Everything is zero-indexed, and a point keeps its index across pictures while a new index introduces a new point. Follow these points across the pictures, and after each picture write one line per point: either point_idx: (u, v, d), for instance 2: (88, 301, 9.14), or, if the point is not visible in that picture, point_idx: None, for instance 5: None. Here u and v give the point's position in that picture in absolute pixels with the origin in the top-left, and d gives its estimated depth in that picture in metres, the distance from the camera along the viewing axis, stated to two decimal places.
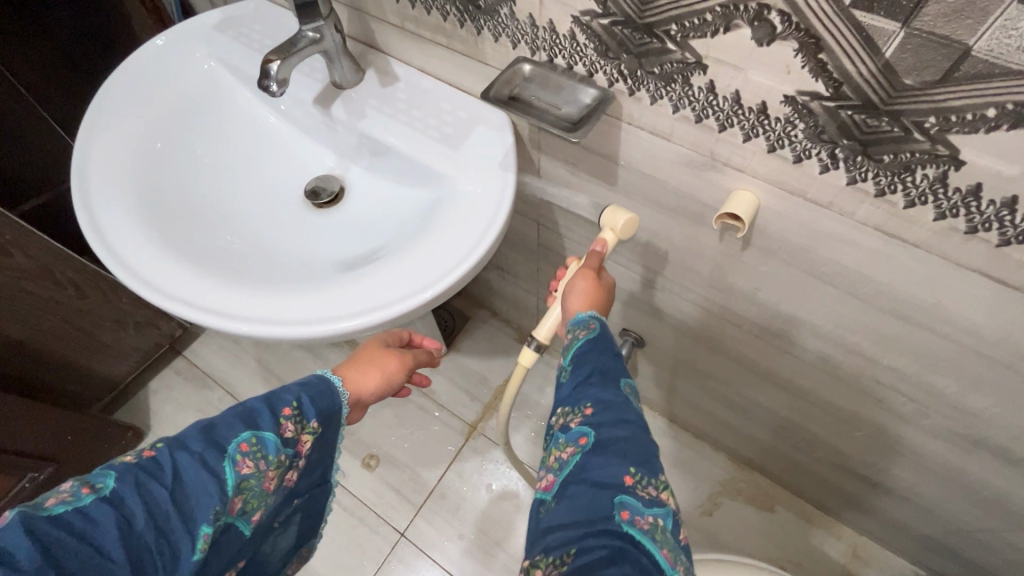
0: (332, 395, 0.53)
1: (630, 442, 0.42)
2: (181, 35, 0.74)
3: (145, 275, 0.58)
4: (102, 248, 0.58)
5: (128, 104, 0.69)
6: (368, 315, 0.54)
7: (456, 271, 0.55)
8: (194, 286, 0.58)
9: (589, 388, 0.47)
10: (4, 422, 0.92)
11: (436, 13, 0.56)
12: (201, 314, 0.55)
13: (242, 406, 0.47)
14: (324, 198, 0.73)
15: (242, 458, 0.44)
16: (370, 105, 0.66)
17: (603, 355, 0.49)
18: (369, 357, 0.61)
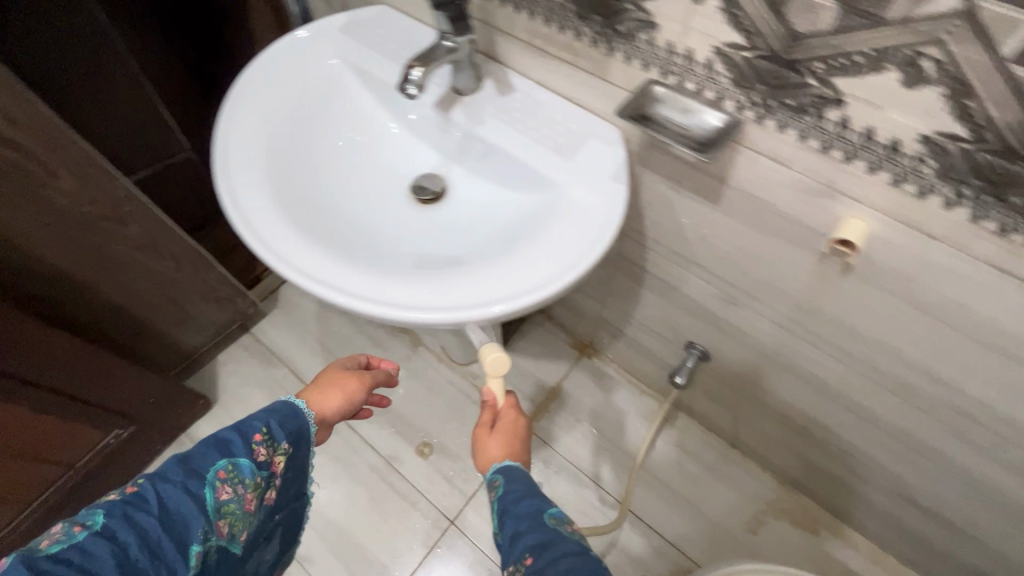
0: (296, 418, 0.67)
1: (571, 571, 0.49)
2: (315, 29, 0.80)
3: (275, 248, 0.64)
4: (240, 224, 0.64)
5: (265, 89, 0.75)
6: (480, 308, 0.59)
7: (562, 275, 0.60)
8: (318, 263, 0.64)
9: (523, 540, 0.54)
10: (100, 381, 0.98)
11: (570, 33, 0.61)
12: (329, 292, 0.61)
13: (217, 438, 0.60)
14: (427, 195, 0.78)
15: (220, 484, 0.58)
16: (488, 111, 0.70)
17: (517, 510, 0.57)
18: (333, 379, 0.73)
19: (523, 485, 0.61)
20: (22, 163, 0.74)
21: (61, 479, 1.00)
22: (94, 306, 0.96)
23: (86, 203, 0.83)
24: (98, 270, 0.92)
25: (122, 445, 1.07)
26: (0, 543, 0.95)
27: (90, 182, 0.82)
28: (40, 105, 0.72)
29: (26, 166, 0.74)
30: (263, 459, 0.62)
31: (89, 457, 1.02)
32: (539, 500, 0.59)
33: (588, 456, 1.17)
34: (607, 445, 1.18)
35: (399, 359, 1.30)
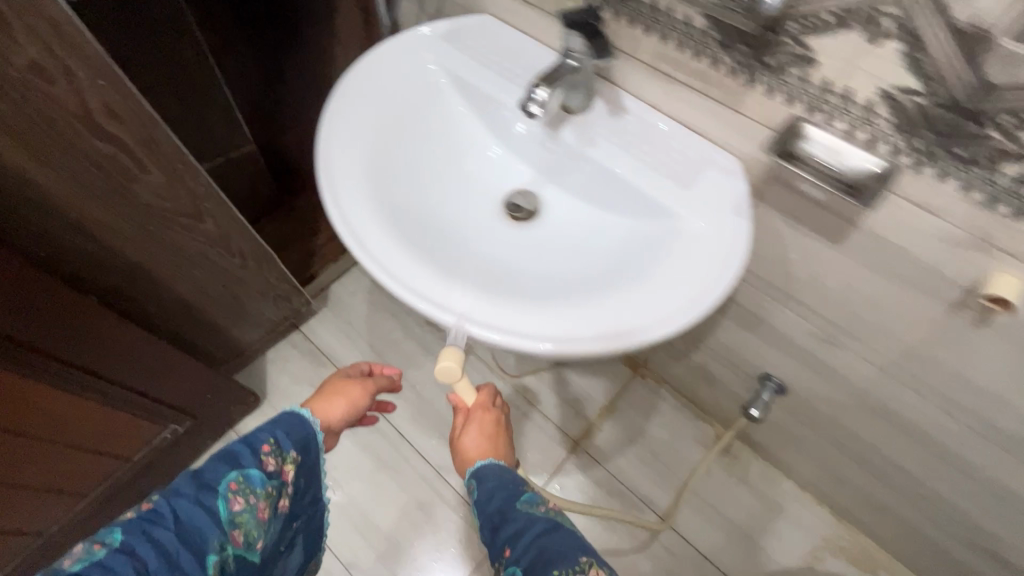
0: (301, 426, 0.77)
1: (542, 550, 0.67)
2: (414, 37, 0.79)
3: (382, 263, 0.62)
4: (352, 240, 0.63)
5: (366, 95, 0.73)
6: (604, 341, 0.56)
7: (685, 312, 0.57)
8: (425, 280, 0.62)
9: (501, 534, 0.72)
10: (162, 374, 0.97)
11: (706, 60, 0.58)
12: (445, 315, 0.59)
13: (225, 452, 0.67)
14: (523, 214, 0.76)
15: (232, 494, 0.64)
16: (600, 133, 0.68)
17: (491, 509, 0.75)
18: (338, 388, 0.97)
19: (492, 483, 0.78)
20: (116, 157, 0.72)
21: (118, 473, 0.98)
22: (163, 301, 0.94)
23: (170, 200, 0.82)
24: (171, 267, 0.91)
25: (177, 440, 1.06)
26: (60, 534, 0.95)
27: (177, 179, 0.81)
28: (140, 100, 0.70)
29: (119, 160, 0.73)
30: (271, 468, 0.70)
31: (146, 451, 1.01)
32: (508, 494, 0.76)
33: (640, 478, 1.16)
34: (660, 468, 1.17)
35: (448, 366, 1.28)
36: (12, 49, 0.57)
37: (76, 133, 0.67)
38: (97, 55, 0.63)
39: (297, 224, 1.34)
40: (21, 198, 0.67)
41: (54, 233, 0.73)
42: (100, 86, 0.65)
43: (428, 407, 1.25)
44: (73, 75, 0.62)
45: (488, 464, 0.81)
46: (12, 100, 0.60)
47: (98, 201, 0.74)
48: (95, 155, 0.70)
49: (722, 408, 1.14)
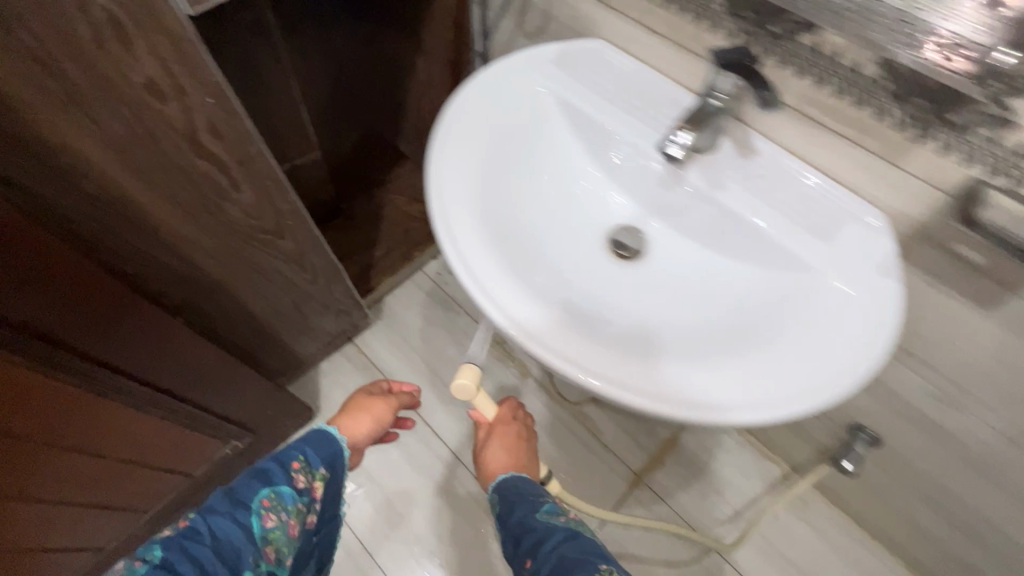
0: (328, 444, 0.85)
1: (561, 558, 0.67)
2: (525, 59, 0.74)
3: (498, 303, 0.58)
4: (471, 280, 0.59)
5: (477, 119, 0.69)
6: (749, 412, 0.51)
7: (835, 383, 0.52)
8: (542, 326, 0.58)
9: (521, 546, 0.73)
10: (229, 391, 0.94)
11: (869, 110, 0.54)
12: (573, 370, 0.54)
13: (256, 470, 0.74)
14: (628, 254, 0.72)
15: (265, 511, 0.70)
16: (729, 176, 0.64)
17: (512, 523, 0.76)
18: (362, 407, 0.97)
19: (511, 498, 0.80)
20: (213, 176, 0.69)
21: (178, 488, 0.95)
22: (235, 316, 0.91)
23: (256, 218, 0.79)
24: (247, 283, 0.87)
25: (236, 456, 1.03)
26: (117, 549, 0.92)
27: (265, 197, 0.78)
28: (243, 118, 0.66)
29: (215, 178, 0.69)
30: (301, 484, 0.77)
31: (206, 466, 0.98)
32: (526, 507, 0.77)
33: (702, 517, 1.12)
34: (724, 508, 1.13)
35: (506, 388, 1.24)
36: (131, 66, 0.54)
37: (178, 151, 0.64)
38: (210, 73, 0.60)
39: (356, 234, 1.31)
40: (118, 215, 0.64)
41: (143, 250, 0.70)
42: (208, 104, 0.62)
43: None
44: (185, 92, 0.59)
45: (509, 477, 0.83)
46: (123, 117, 0.57)
47: (188, 218, 0.71)
48: (193, 173, 0.67)
49: (793, 450, 1.10)
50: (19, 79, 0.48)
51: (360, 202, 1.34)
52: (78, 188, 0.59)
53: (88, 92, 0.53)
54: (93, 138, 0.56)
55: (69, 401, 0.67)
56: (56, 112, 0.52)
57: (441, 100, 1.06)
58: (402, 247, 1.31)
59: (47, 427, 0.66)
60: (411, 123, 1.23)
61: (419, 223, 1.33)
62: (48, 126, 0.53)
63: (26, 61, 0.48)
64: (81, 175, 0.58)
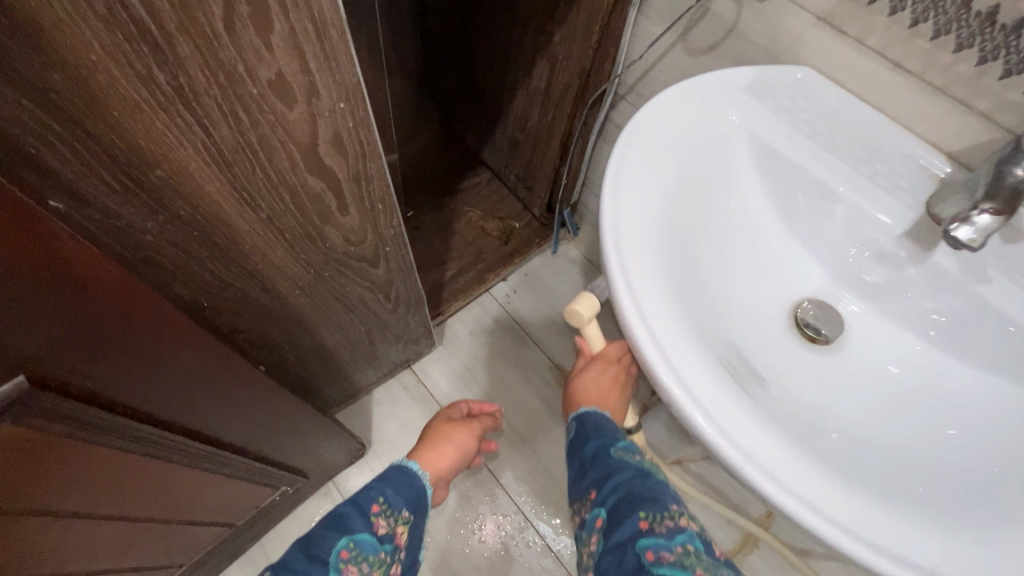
0: (412, 480, 0.68)
1: (629, 495, 0.53)
2: (711, 85, 0.60)
3: (702, 399, 0.43)
4: (654, 351, 0.44)
5: (658, 152, 0.55)
6: None
7: None
8: (762, 438, 0.42)
9: (585, 474, 0.58)
10: (293, 437, 0.80)
11: None
12: (792, 503, 0.39)
13: (333, 516, 0.58)
14: (819, 337, 0.58)
15: (345, 564, 0.54)
16: (995, 265, 0.49)
17: (584, 450, 0.60)
18: (444, 435, 0.80)
19: (586, 423, 0.62)
20: (321, 196, 0.55)
21: (218, 539, 0.82)
22: (305, 346, 0.76)
23: (354, 244, 0.64)
24: (326, 312, 0.73)
25: (283, 500, 0.89)
26: None
27: (370, 221, 0.63)
28: (371, 129, 0.52)
29: (324, 199, 0.55)
30: (383, 531, 0.60)
31: (252, 514, 0.85)
32: (600, 434, 0.60)
33: None
34: None
35: None
36: (261, 57, 0.39)
37: (291, 165, 0.49)
38: (350, 71, 0.45)
39: (425, 249, 1.17)
40: (207, 242, 0.50)
41: (224, 280, 0.55)
42: (338, 111, 0.48)
43: (556, 485, 1.06)
44: (317, 95, 0.45)
45: (590, 412, 0.64)
46: (235, 122, 0.42)
47: (282, 243, 0.57)
48: (300, 191, 0.53)
49: None
50: (120, 67, 0.34)
51: (430, 213, 1.20)
52: (166, 210, 0.44)
53: (202, 89, 0.38)
54: (196, 148, 0.42)
55: (129, 468, 0.53)
56: (156, 112, 0.38)
57: (556, 109, 0.92)
58: (476, 268, 1.17)
59: (99, 498, 0.52)
60: (503, 131, 1.08)
61: (495, 242, 1.19)
62: (142, 127, 0.38)
63: (131, 41, 0.33)
64: (173, 195, 0.44)
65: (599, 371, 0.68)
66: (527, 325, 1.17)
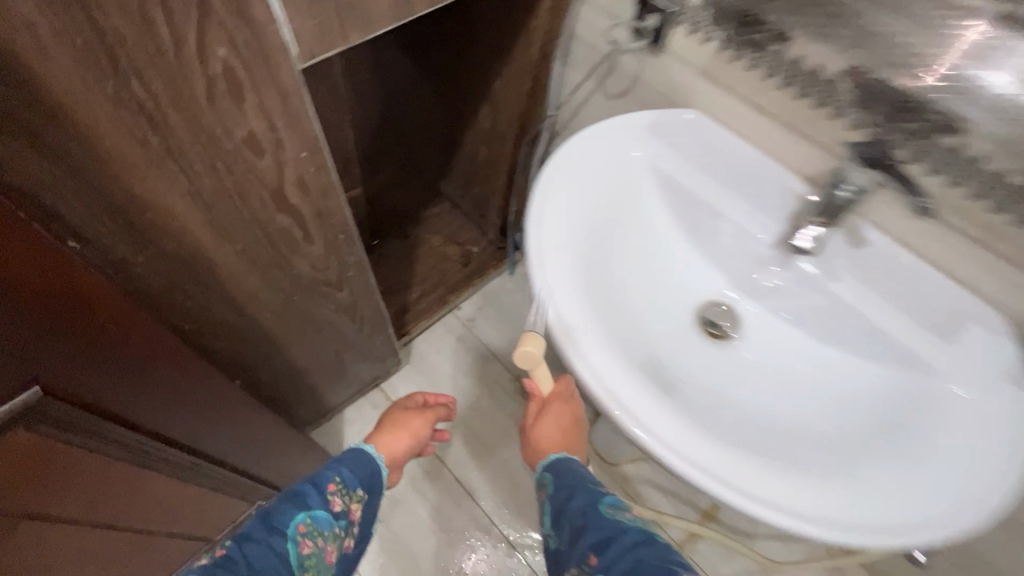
0: (369, 461, 0.75)
1: (642, 567, 0.52)
2: (619, 127, 0.71)
3: (610, 387, 0.54)
4: (569, 346, 0.55)
5: (575, 186, 0.66)
6: (889, 536, 0.47)
7: (989, 506, 0.48)
8: (659, 416, 0.53)
9: (584, 540, 0.58)
10: (266, 447, 0.87)
11: (1006, 218, 0.53)
12: (676, 461, 0.50)
13: (291, 491, 0.63)
14: (722, 332, 0.69)
15: (301, 537, 0.60)
16: (842, 266, 0.62)
17: (571, 509, 0.60)
18: (401, 422, 0.87)
19: (570, 483, 0.63)
20: (289, 230, 0.64)
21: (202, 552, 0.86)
22: (278, 366, 0.84)
23: (320, 270, 0.73)
24: (298, 333, 0.81)
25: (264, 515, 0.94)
26: None
27: (334, 250, 0.72)
28: (329, 171, 0.61)
29: (291, 232, 0.64)
30: (339, 507, 0.66)
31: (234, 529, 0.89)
32: (588, 492, 0.61)
33: None
34: None
35: None
36: (236, 120, 0.49)
37: (262, 205, 0.58)
38: (309, 127, 0.55)
39: (391, 274, 1.26)
40: (190, 272, 0.58)
41: (204, 305, 0.63)
42: (301, 158, 0.57)
43: (520, 488, 1.14)
44: (282, 147, 0.54)
45: (561, 459, 0.66)
46: (215, 171, 0.51)
47: (256, 272, 0.65)
48: (270, 226, 0.61)
49: None
50: (122, 135, 0.43)
51: (395, 241, 1.30)
52: (155, 246, 0.53)
53: (188, 148, 0.48)
54: (182, 194, 0.51)
55: (121, 476, 0.58)
56: (150, 169, 0.47)
57: (501, 147, 1.03)
58: (439, 290, 1.26)
59: (92, 506, 0.57)
60: (458, 165, 1.19)
61: (456, 265, 1.28)
62: (138, 181, 0.47)
63: (132, 116, 0.42)
64: (163, 232, 0.52)
65: (560, 415, 0.68)
66: (488, 342, 1.25)
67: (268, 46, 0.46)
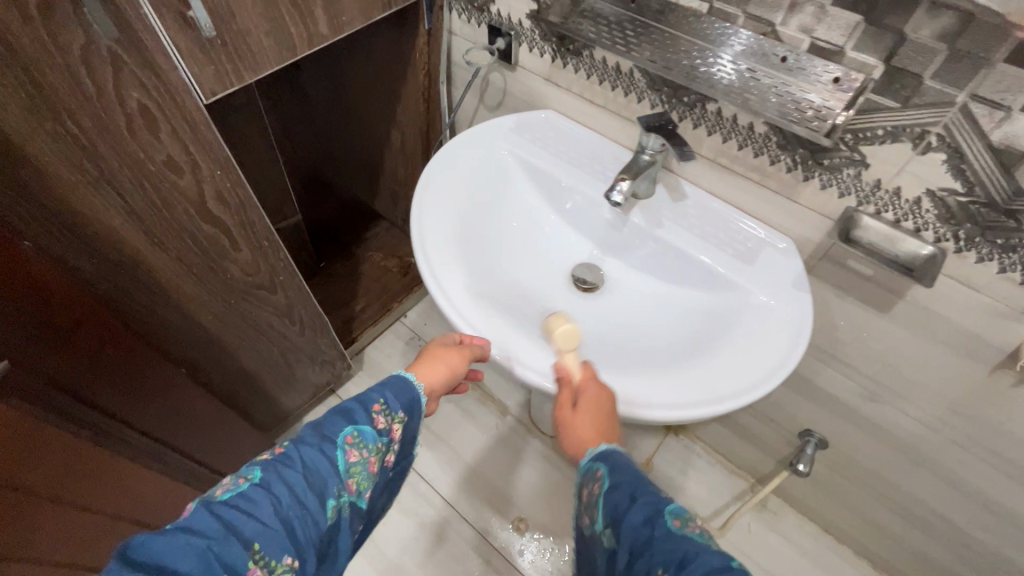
0: (410, 391, 0.63)
1: None
2: (487, 131, 0.87)
3: (476, 325, 0.66)
4: (442, 297, 0.68)
5: (450, 178, 0.80)
6: (692, 410, 0.59)
7: (770, 379, 0.61)
8: (515, 342, 0.65)
9: (644, 558, 0.45)
10: (217, 434, 0.98)
11: (765, 158, 0.68)
12: (527, 374, 0.63)
13: (340, 405, 0.58)
14: (588, 286, 0.83)
15: (350, 447, 0.55)
16: (665, 216, 0.77)
17: (630, 512, 0.48)
18: (435, 357, 0.68)
19: (630, 482, 0.50)
20: (216, 238, 0.77)
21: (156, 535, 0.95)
22: (227, 367, 0.95)
23: (252, 274, 0.86)
24: (241, 335, 0.93)
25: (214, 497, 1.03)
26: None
27: (261, 256, 0.86)
28: (244, 185, 0.76)
29: (218, 239, 0.78)
30: (382, 427, 0.59)
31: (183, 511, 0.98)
32: (652, 496, 0.49)
33: None
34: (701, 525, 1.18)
35: (487, 428, 1.29)
36: (154, 146, 0.63)
37: (188, 216, 0.72)
38: (219, 149, 0.70)
39: (338, 290, 1.39)
40: (132, 276, 0.71)
41: (148, 307, 0.75)
42: (217, 175, 0.71)
43: (469, 468, 1.24)
44: (198, 167, 0.69)
45: (610, 452, 0.55)
46: (143, 188, 0.65)
47: (192, 276, 0.78)
48: (199, 236, 0.75)
49: (757, 462, 1.18)
50: (63, 163, 0.56)
51: (339, 261, 1.44)
52: (99, 253, 0.65)
53: (116, 170, 0.61)
54: (116, 209, 0.64)
55: (81, 457, 0.68)
56: (87, 189, 0.60)
57: (414, 164, 1.18)
58: (382, 299, 1.39)
59: (58, 484, 0.66)
60: (386, 186, 1.34)
61: (396, 276, 1.42)
62: (78, 199, 0.60)
63: (68, 149, 0.56)
64: (102, 241, 0.65)
65: (593, 401, 0.59)
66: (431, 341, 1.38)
67: (173, 87, 0.61)
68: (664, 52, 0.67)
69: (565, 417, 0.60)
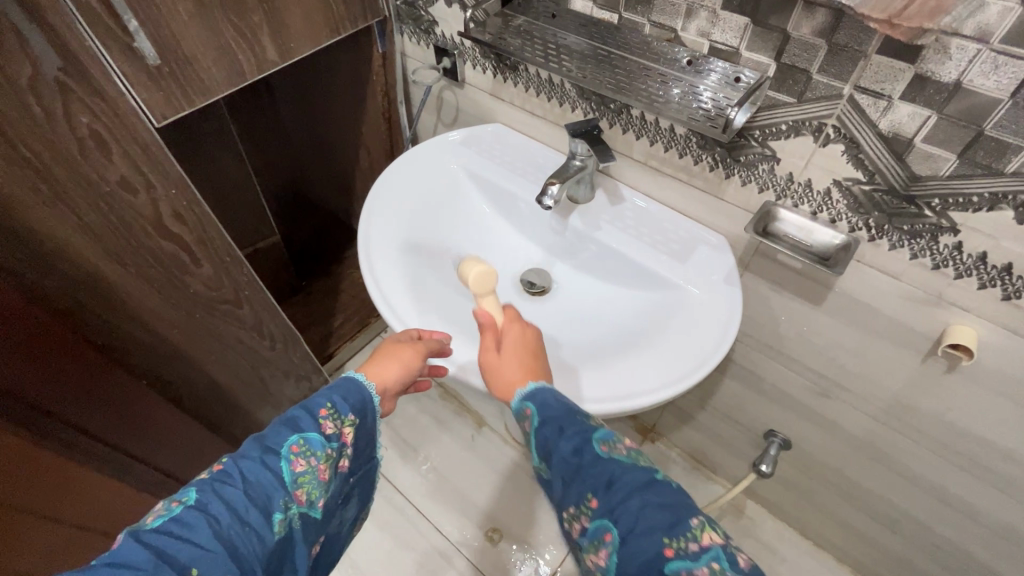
0: (361, 390, 0.59)
1: (648, 508, 0.42)
2: (438, 145, 0.91)
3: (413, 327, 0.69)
4: (382, 303, 0.71)
5: (398, 191, 0.84)
6: (618, 402, 0.60)
7: (696, 372, 0.62)
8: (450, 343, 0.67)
9: (575, 486, 0.46)
10: (169, 438, 0.99)
11: (689, 158, 0.71)
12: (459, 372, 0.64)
13: (284, 415, 0.55)
14: (537, 289, 0.84)
15: (295, 458, 0.52)
16: (604, 219, 0.79)
17: (561, 446, 0.48)
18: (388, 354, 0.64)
19: (558, 414, 0.49)
20: (177, 254, 0.81)
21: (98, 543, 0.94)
22: (197, 381, 0.98)
23: (215, 289, 0.90)
24: (209, 349, 0.96)
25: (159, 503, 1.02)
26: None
27: (224, 271, 0.90)
28: (201, 202, 0.80)
29: (178, 255, 0.81)
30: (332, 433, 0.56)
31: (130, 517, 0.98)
32: (579, 425, 0.49)
33: None
34: None
35: (461, 439, 1.30)
36: (107, 167, 0.67)
37: (147, 234, 0.76)
38: (173, 169, 0.74)
39: (317, 308, 1.43)
40: (94, 292, 0.74)
41: (110, 323, 0.78)
42: (172, 194, 0.76)
43: (443, 479, 1.25)
44: (153, 186, 0.73)
45: (540, 390, 0.52)
46: (99, 208, 0.69)
47: (154, 291, 0.81)
48: (158, 252, 0.79)
49: (731, 466, 1.16)
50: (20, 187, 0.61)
51: (321, 279, 1.51)
52: (59, 271, 0.69)
53: (71, 192, 0.65)
54: (73, 229, 0.68)
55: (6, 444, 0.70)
56: (44, 210, 0.64)
57: None
58: (359, 314, 1.42)
59: None
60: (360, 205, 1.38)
61: None
62: (35, 220, 0.64)
63: (24, 173, 0.60)
64: (58, 260, 0.68)
65: (516, 345, 0.57)
66: None
67: (122, 112, 0.65)
68: (582, 58, 0.69)
69: (491, 360, 0.57)
